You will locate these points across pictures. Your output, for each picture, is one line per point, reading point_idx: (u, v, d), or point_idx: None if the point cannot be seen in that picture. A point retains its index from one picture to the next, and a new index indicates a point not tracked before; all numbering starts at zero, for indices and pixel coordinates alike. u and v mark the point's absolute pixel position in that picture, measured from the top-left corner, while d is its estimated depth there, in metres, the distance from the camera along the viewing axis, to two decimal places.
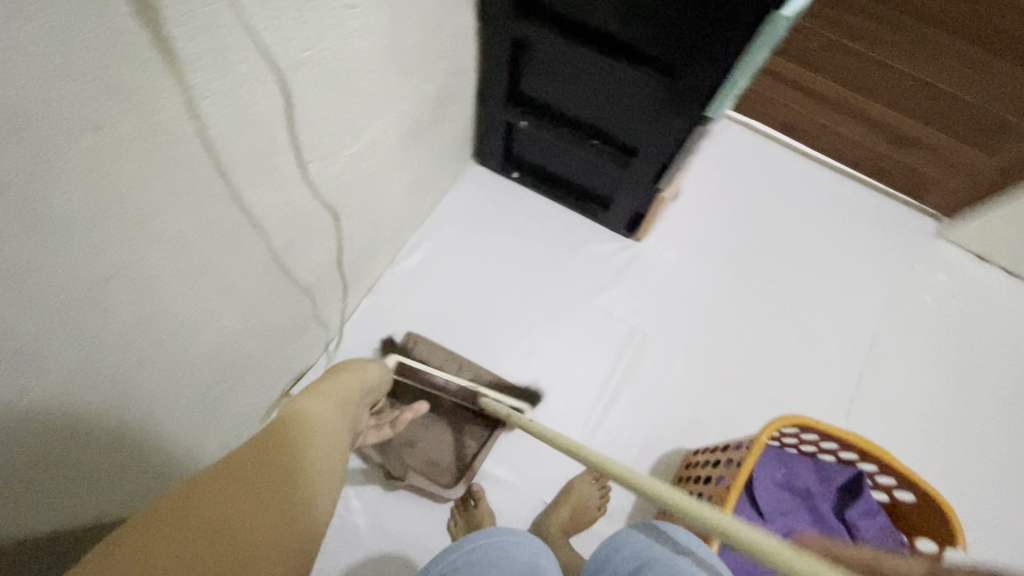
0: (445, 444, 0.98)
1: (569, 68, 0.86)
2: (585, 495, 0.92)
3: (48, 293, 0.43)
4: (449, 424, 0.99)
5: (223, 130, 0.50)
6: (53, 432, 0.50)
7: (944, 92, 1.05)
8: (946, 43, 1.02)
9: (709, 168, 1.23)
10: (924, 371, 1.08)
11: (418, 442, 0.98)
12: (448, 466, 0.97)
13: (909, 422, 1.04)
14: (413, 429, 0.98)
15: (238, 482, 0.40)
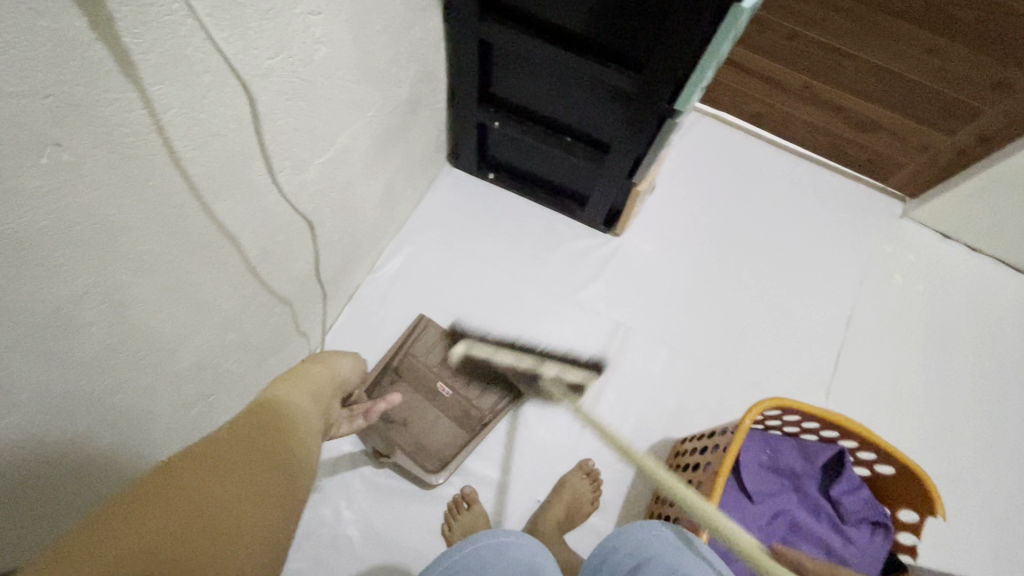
0: (438, 429, 0.98)
1: (537, 67, 0.87)
2: (577, 489, 0.93)
3: (17, 317, 0.42)
4: (442, 410, 0.99)
5: (190, 142, 0.49)
6: (24, 456, 0.48)
7: (905, 79, 1.04)
8: (898, 30, 0.98)
9: (679, 160, 1.25)
10: (898, 348, 1.11)
11: (411, 423, 0.98)
12: (435, 452, 0.97)
13: (886, 399, 1.07)
14: (409, 408, 0.99)
15: (223, 466, 0.39)
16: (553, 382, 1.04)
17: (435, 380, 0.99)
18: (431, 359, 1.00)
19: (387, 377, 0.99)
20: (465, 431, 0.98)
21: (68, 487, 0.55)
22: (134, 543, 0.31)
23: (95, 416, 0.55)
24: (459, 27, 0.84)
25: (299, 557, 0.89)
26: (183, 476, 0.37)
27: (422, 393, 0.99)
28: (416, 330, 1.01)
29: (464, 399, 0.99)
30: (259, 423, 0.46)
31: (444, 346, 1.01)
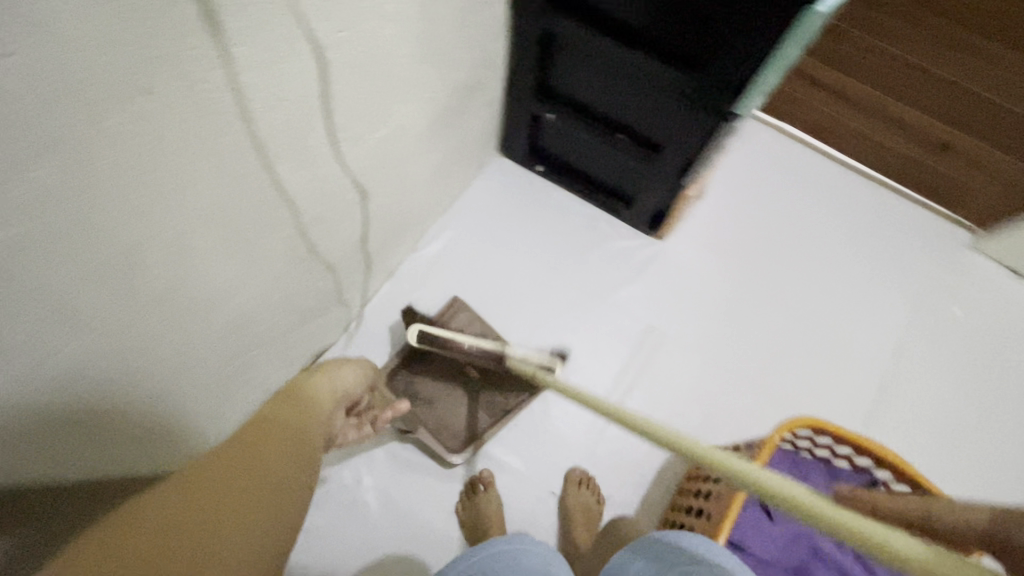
0: (461, 411, 0.98)
1: (596, 61, 0.87)
2: (581, 497, 0.94)
3: (93, 249, 0.45)
4: (469, 392, 0.99)
5: (262, 104, 0.52)
6: (88, 380, 0.52)
7: (950, 113, 1.13)
8: (932, 79, 1.14)
9: (733, 167, 1.21)
10: (950, 385, 1.05)
11: (437, 402, 0.99)
12: (457, 432, 0.98)
13: (931, 437, 1.01)
14: (437, 387, 0.99)
15: (236, 471, 0.47)
16: (580, 378, 1.04)
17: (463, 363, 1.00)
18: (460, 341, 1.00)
19: (419, 354, 1.01)
20: (488, 416, 0.98)
21: (121, 416, 0.59)
22: (158, 524, 0.39)
23: (139, 359, 0.58)
24: (523, 16, 0.85)
25: (318, 515, 0.93)
26: (203, 478, 0.44)
27: (451, 374, 1.00)
28: (449, 310, 1.02)
29: (490, 384, 0.99)
30: (260, 440, 0.53)
31: (475, 329, 1.00)
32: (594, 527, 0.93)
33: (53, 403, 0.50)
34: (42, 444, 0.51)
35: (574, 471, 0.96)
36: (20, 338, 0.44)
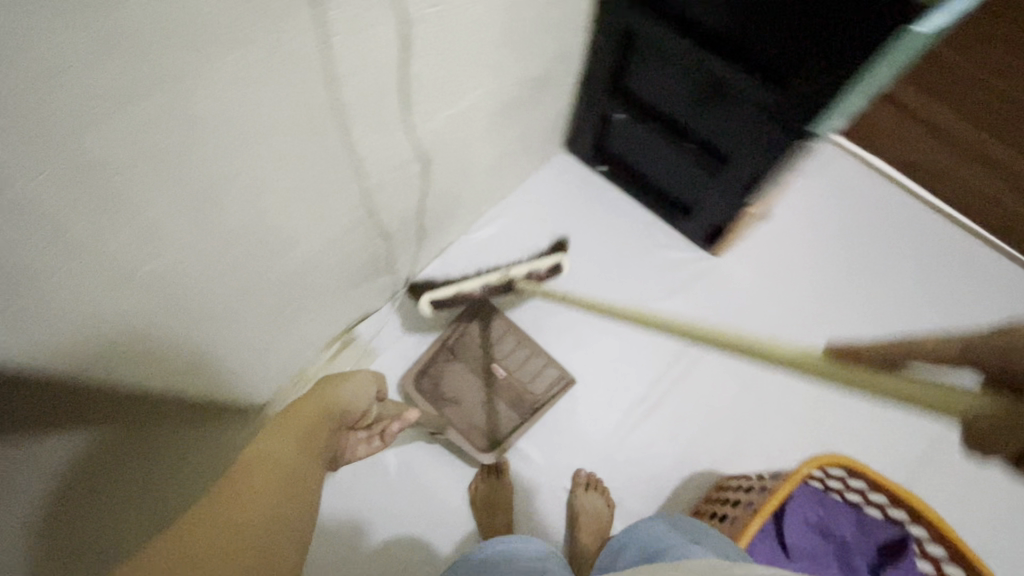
0: (488, 410, 1.01)
1: (677, 65, 0.85)
2: (586, 502, 0.93)
3: (183, 184, 0.49)
4: (496, 392, 1.01)
5: (348, 68, 0.55)
6: (156, 302, 0.57)
7: None
8: None
9: (805, 191, 1.16)
10: None
11: (463, 402, 1.01)
12: (485, 431, 0.99)
13: (972, 501, 0.97)
14: (462, 387, 1.02)
15: (246, 514, 0.44)
16: (610, 381, 1.03)
17: (489, 362, 1.03)
18: (485, 340, 1.04)
19: (443, 354, 1.03)
20: (515, 413, 1.01)
21: (178, 339, 0.64)
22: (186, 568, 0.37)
23: (203, 292, 0.62)
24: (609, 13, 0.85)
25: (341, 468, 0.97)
26: (188, 539, 0.39)
27: (476, 373, 1.03)
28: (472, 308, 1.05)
29: (517, 382, 1.02)
30: (253, 474, 0.47)
31: (500, 330, 1.04)
32: (602, 532, 0.91)
33: (125, 317, 0.54)
34: (111, 353, 0.56)
35: (579, 475, 0.96)
36: (110, 253, 0.48)
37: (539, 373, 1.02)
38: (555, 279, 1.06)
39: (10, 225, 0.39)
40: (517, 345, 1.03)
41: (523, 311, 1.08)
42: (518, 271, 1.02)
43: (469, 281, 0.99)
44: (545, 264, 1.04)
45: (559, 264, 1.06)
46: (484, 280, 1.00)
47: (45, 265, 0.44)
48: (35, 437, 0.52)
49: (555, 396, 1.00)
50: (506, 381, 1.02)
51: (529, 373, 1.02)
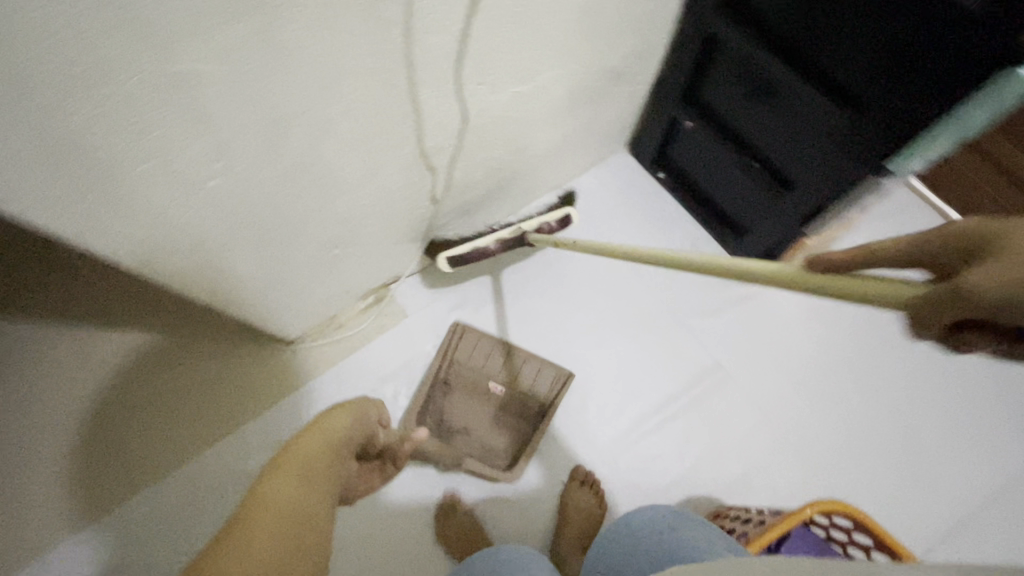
0: (496, 427, 1.00)
1: (758, 79, 0.82)
2: (579, 499, 0.93)
3: (256, 108, 0.52)
4: (500, 407, 1.01)
5: (427, 26, 0.56)
6: (215, 214, 0.61)
7: None
8: None
9: (873, 236, 1.13)
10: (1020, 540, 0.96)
11: (472, 429, 1.00)
12: (503, 449, 0.99)
13: None
14: (465, 415, 1.01)
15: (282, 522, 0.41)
16: (627, 386, 1.03)
17: (484, 384, 1.02)
18: (474, 362, 1.02)
19: (438, 389, 1.01)
20: (526, 424, 1.01)
21: (226, 254, 0.68)
22: None
23: (259, 216, 0.66)
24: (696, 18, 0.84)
25: None
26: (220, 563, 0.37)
27: (476, 396, 1.02)
28: (453, 338, 1.02)
29: (519, 393, 1.01)
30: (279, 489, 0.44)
31: (487, 348, 1.02)
32: (589, 528, 0.92)
33: (187, 222, 0.59)
34: (171, 250, 0.61)
35: (579, 470, 0.95)
36: (180, 161, 0.52)
37: (537, 377, 1.01)
38: (564, 231, 1.05)
39: (105, 118, 0.44)
40: (509, 360, 1.01)
41: (555, 301, 1.08)
42: (528, 224, 1.00)
43: (482, 237, 0.98)
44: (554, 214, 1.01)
45: (569, 216, 1.04)
46: (497, 235, 0.98)
47: (122, 159, 0.48)
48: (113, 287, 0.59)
49: (559, 396, 0.99)
50: (506, 396, 1.01)
51: (527, 384, 1.01)
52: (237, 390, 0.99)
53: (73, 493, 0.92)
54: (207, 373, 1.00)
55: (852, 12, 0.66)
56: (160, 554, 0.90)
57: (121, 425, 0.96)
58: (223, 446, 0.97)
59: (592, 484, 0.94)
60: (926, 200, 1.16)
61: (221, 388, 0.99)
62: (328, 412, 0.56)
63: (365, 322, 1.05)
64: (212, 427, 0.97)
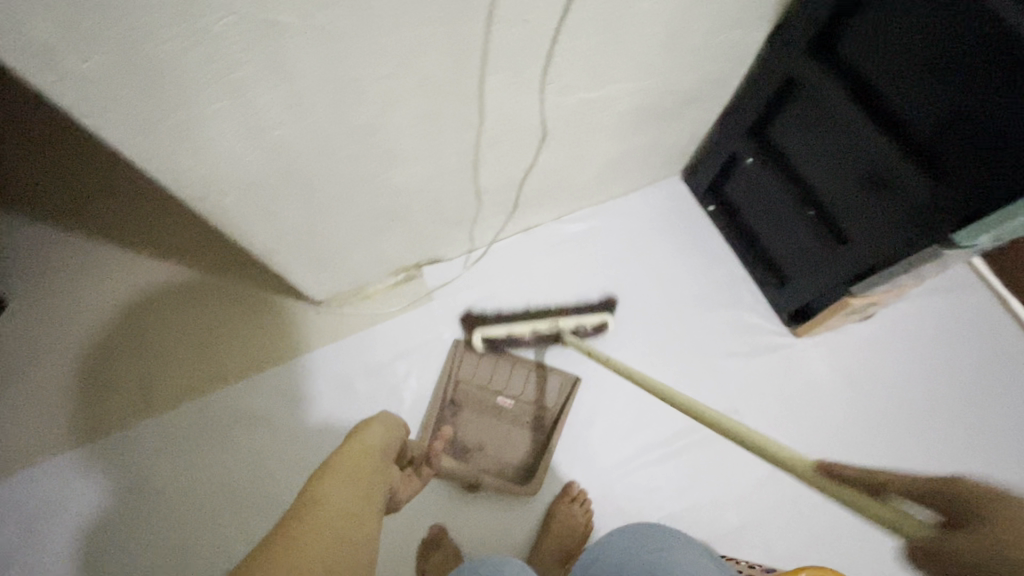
0: (510, 441, 0.99)
1: (831, 126, 0.80)
2: (565, 516, 0.91)
3: (332, 68, 0.54)
4: (511, 420, 1.00)
5: (509, 18, 0.57)
6: (271, 163, 0.63)
7: None
8: None
9: (921, 312, 1.09)
10: None
11: (487, 446, 0.98)
12: (519, 463, 0.98)
13: None
14: (479, 433, 0.99)
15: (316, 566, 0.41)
16: (637, 412, 1.01)
17: (493, 399, 1.00)
18: (480, 379, 1.01)
19: (448, 409, 0.99)
20: (538, 436, 0.99)
21: (273, 203, 0.70)
22: None
23: (312, 173, 0.68)
24: (779, 54, 0.82)
25: (361, 383, 1.00)
26: None
27: (486, 411, 1.00)
28: (455, 357, 1.00)
29: (529, 403, 1.00)
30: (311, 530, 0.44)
31: (491, 363, 1.01)
32: (573, 545, 0.90)
33: (244, 165, 0.61)
34: (224, 188, 0.63)
35: (570, 487, 0.94)
36: (254, 106, 0.54)
37: (546, 387, 1.00)
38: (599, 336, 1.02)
39: (191, 51, 0.45)
40: (514, 373, 1.00)
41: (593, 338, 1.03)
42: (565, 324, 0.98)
43: (522, 326, 0.97)
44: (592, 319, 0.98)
45: (604, 322, 1.00)
46: (533, 328, 0.97)
47: (201, 93, 0.50)
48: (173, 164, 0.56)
49: (568, 402, 0.98)
50: (515, 408, 1.00)
51: (536, 393, 1.00)
52: (259, 339, 1.02)
53: (94, 404, 0.97)
54: (236, 316, 1.04)
55: (949, 74, 0.63)
56: (157, 480, 0.93)
57: (149, 350, 1.01)
58: (234, 389, 0.99)
59: (586, 503, 0.93)
60: (987, 286, 1.10)
61: (244, 333, 1.03)
62: (361, 429, 0.58)
63: (392, 297, 1.07)
64: (229, 369, 1.00)
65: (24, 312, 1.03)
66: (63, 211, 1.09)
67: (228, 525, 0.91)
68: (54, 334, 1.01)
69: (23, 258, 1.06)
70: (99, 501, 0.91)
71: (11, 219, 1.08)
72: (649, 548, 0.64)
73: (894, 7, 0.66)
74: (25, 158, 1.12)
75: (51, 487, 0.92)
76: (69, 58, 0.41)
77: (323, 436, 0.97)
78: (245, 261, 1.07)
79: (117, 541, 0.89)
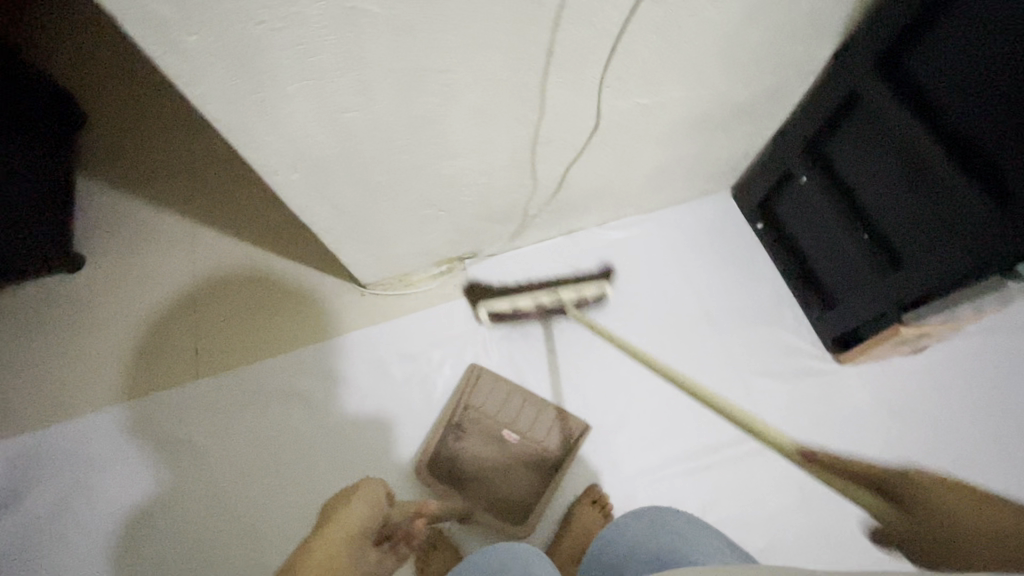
0: (508, 479, 0.95)
1: (893, 148, 0.79)
2: (582, 518, 0.91)
3: (403, 58, 0.57)
4: (514, 457, 0.97)
5: (574, 19, 0.59)
6: (340, 145, 0.67)
7: None
8: None
9: (977, 350, 1.04)
10: None
11: (484, 478, 0.95)
12: (513, 504, 0.94)
13: None
14: (479, 463, 0.96)
15: None
16: (665, 423, 1.00)
17: (498, 430, 0.98)
18: (488, 408, 0.99)
19: (451, 435, 0.98)
20: (537, 477, 0.96)
21: (337, 183, 0.74)
22: None
23: (375, 157, 0.72)
24: (839, 74, 0.81)
25: (398, 367, 1.04)
26: None
27: (488, 443, 0.97)
28: (469, 381, 1.00)
29: (534, 442, 0.97)
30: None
31: (503, 393, 1.00)
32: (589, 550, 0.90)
33: (315, 145, 0.65)
34: (295, 165, 0.67)
35: (592, 490, 0.93)
36: (330, 89, 0.58)
37: (553, 427, 0.98)
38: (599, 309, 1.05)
39: (282, 34, 0.50)
40: (523, 406, 0.99)
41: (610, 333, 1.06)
42: (567, 295, 1.02)
43: (524, 298, 1.00)
44: (587, 291, 1.02)
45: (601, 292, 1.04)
46: (535, 299, 1.00)
47: (286, 72, 0.54)
48: (315, 175, 0.71)
49: (576, 446, 0.96)
50: (519, 445, 0.97)
51: (542, 431, 0.98)
52: (307, 316, 1.08)
53: (153, 362, 1.04)
54: (286, 292, 1.09)
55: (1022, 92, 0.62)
56: (201, 439, 0.98)
57: (207, 316, 1.08)
58: (278, 360, 1.04)
59: (605, 509, 0.92)
60: None
61: (293, 310, 1.08)
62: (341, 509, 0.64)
63: (433, 288, 1.10)
64: (276, 342, 1.06)
65: (100, 272, 1.11)
66: (144, 181, 1.18)
67: (263, 488, 0.96)
68: (125, 294, 1.10)
69: (104, 221, 1.15)
70: (149, 454, 0.98)
71: (97, 184, 1.18)
72: (665, 531, 0.65)
73: (966, 25, 0.65)
74: (113, 130, 1.22)
75: (109, 437, 0.98)
76: (178, 31, 0.46)
77: (357, 414, 1.00)
78: (301, 240, 1.13)
79: (161, 491, 0.95)
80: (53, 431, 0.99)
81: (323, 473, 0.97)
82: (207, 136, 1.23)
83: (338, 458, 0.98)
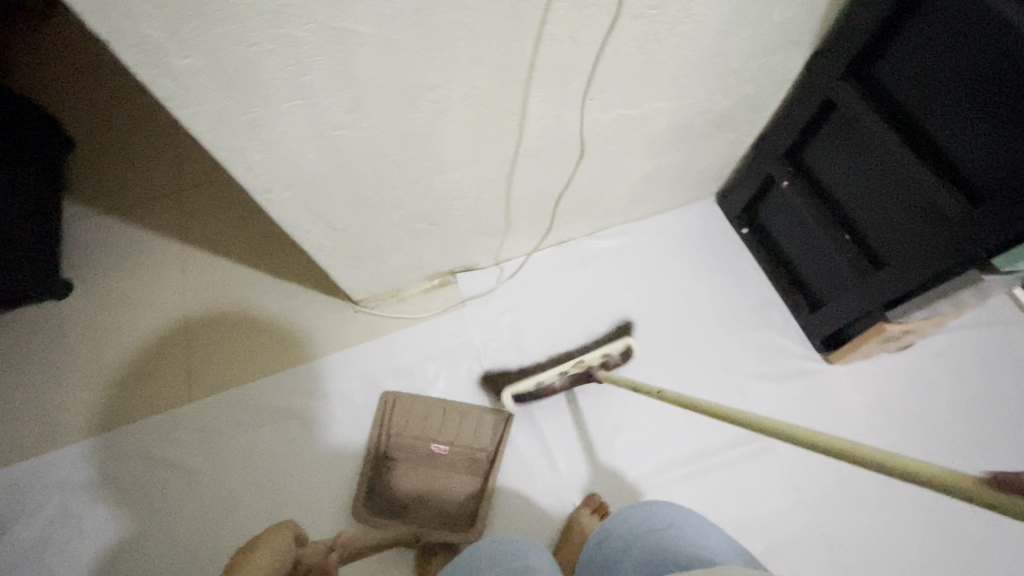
0: (449, 490, 0.95)
1: (867, 152, 0.81)
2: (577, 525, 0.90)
3: (390, 76, 0.58)
4: (446, 468, 0.96)
5: (556, 33, 0.60)
6: (331, 163, 0.68)
7: None
8: None
9: (960, 344, 1.06)
10: None
11: (427, 497, 0.95)
12: (458, 512, 0.94)
13: None
14: (417, 485, 0.95)
15: None
16: (661, 428, 1.01)
17: (426, 447, 0.98)
18: (411, 428, 0.99)
19: (383, 466, 0.97)
20: (473, 480, 0.96)
21: (330, 199, 0.75)
22: None
23: (367, 174, 0.73)
24: (813, 82, 0.84)
25: (393, 382, 1.04)
26: None
27: (419, 462, 0.97)
28: (386, 409, 1.00)
29: (462, 447, 0.98)
30: None
31: (420, 411, 1.00)
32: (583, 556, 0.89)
33: (306, 163, 0.66)
34: (288, 183, 0.68)
35: (589, 498, 0.93)
36: (321, 107, 0.59)
37: (478, 428, 0.99)
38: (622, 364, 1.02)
39: (271, 55, 0.51)
40: (442, 419, 0.99)
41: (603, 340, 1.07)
42: (591, 359, 0.98)
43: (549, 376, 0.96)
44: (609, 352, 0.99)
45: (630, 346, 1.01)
46: (558, 371, 0.97)
47: (277, 93, 0.55)
48: (310, 196, 0.72)
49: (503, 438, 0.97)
50: (451, 455, 0.97)
51: (469, 435, 0.98)
52: (300, 334, 1.07)
53: (143, 386, 1.03)
54: (277, 311, 1.09)
55: (982, 97, 0.65)
56: (194, 461, 0.97)
57: (198, 337, 1.07)
58: (272, 378, 1.04)
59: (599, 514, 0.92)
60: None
61: (285, 328, 1.08)
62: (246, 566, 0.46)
63: (427, 302, 1.11)
64: (269, 361, 1.05)
65: (88, 297, 1.10)
66: (133, 205, 1.18)
67: (257, 511, 0.94)
68: (113, 319, 1.09)
69: (93, 246, 1.14)
70: (138, 480, 0.96)
71: (84, 209, 1.17)
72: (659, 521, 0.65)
73: (925, 36, 0.69)
74: (101, 156, 1.22)
75: (94, 465, 0.97)
76: (171, 54, 0.47)
77: (354, 429, 1.00)
78: (293, 259, 1.14)
79: (151, 518, 0.93)
80: (37, 462, 0.97)
81: (321, 490, 0.96)
82: (193, 159, 1.23)
83: (334, 474, 0.97)
